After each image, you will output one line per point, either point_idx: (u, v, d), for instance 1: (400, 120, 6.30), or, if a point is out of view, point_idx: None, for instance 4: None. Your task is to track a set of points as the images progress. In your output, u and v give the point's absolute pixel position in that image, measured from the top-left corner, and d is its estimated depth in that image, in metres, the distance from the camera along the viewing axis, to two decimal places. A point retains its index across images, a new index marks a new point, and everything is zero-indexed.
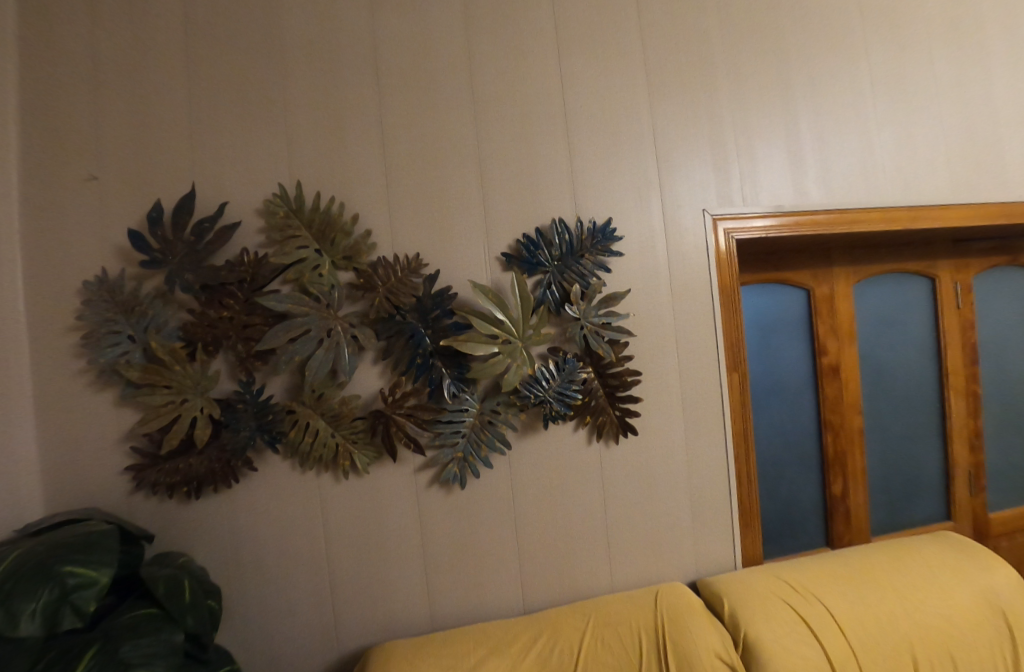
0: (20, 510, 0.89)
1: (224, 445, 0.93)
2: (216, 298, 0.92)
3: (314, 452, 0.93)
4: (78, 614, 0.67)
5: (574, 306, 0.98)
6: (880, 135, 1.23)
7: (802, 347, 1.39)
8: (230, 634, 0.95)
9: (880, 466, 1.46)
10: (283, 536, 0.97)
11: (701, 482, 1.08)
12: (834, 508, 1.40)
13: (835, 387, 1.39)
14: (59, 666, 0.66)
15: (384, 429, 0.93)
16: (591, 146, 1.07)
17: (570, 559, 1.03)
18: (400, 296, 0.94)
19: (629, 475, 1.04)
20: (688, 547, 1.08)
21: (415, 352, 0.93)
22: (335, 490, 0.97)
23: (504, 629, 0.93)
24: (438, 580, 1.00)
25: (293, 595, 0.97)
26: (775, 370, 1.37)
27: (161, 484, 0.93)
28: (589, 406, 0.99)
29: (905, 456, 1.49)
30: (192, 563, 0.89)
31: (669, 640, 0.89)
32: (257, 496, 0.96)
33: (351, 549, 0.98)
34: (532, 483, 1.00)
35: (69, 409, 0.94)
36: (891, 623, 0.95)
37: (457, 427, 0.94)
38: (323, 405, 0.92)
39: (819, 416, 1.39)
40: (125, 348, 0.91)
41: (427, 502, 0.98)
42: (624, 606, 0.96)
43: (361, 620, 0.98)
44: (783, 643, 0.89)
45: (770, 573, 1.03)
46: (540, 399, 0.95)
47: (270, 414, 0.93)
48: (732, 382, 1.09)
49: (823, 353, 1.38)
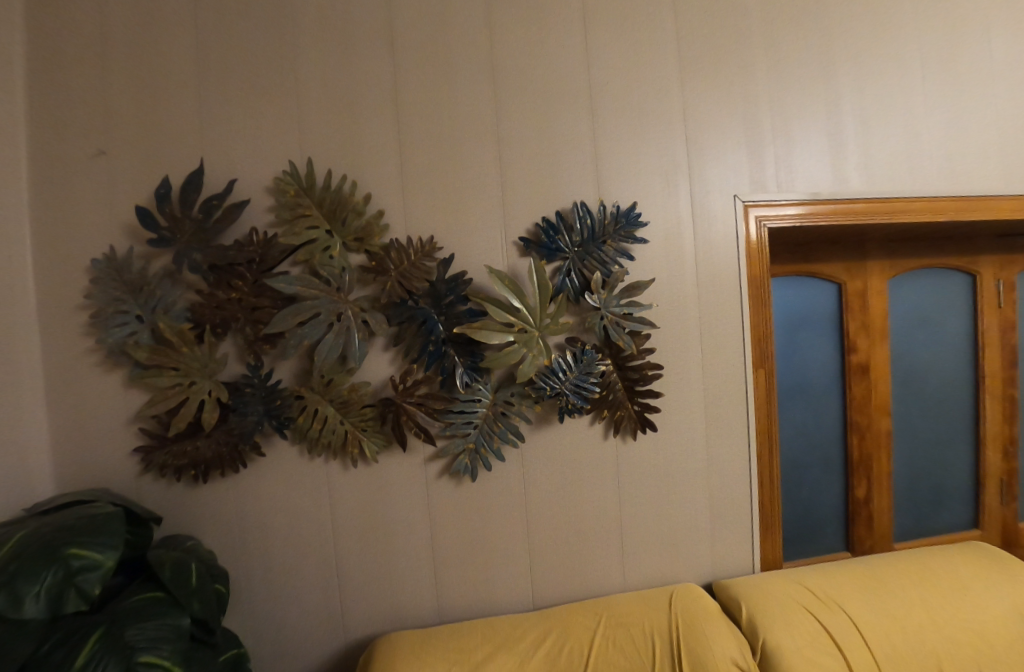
0: (31, 488, 0.88)
1: (231, 429, 0.91)
2: (224, 279, 0.89)
3: (321, 439, 0.90)
4: (83, 597, 0.67)
5: (594, 295, 0.92)
6: (927, 119, 1.15)
7: (831, 344, 1.32)
8: (237, 617, 0.95)
9: (907, 470, 1.40)
10: (289, 522, 0.95)
11: (721, 482, 1.03)
12: (856, 512, 1.35)
13: (863, 387, 1.33)
14: (65, 648, 0.66)
15: (394, 418, 0.90)
16: (617, 126, 1.01)
17: (582, 556, 1.00)
18: (413, 280, 0.90)
19: (647, 472, 1.00)
20: (705, 548, 1.04)
21: (427, 339, 0.89)
22: (344, 478, 0.95)
23: (513, 626, 0.90)
24: (446, 572, 0.97)
25: (300, 582, 0.96)
26: (802, 368, 1.31)
27: (168, 466, 0.92)
28: (607, 400, 0.95)
29: (933, 460, 1.42)
30: (200, 547, 0.88)
31: (683, 644, 0.85)
32: (265, 482, 0.94)
33: (358, 538, 0.96)
34: (545, 478, 0.97)
35: (79, 388, 0.93)
36: (918, 636, 0.90)
37: (469, 418, 0.90)
38: (331, 391, 0.90)
39: (846, 416, 1.33)
40: (133, 328, 0.89)
41: (437, 493, 0.96)
42: (638, 606, 0.93)
43: (369, 608, 0.97)
44: (804, 652, 0.85)
45: (791, 579, 0.99)
46: (556, 391, 0.91)
47: (278, 399, 0.90)
48: (758, 379, 1.03)
49: (853, 351, 1.32)
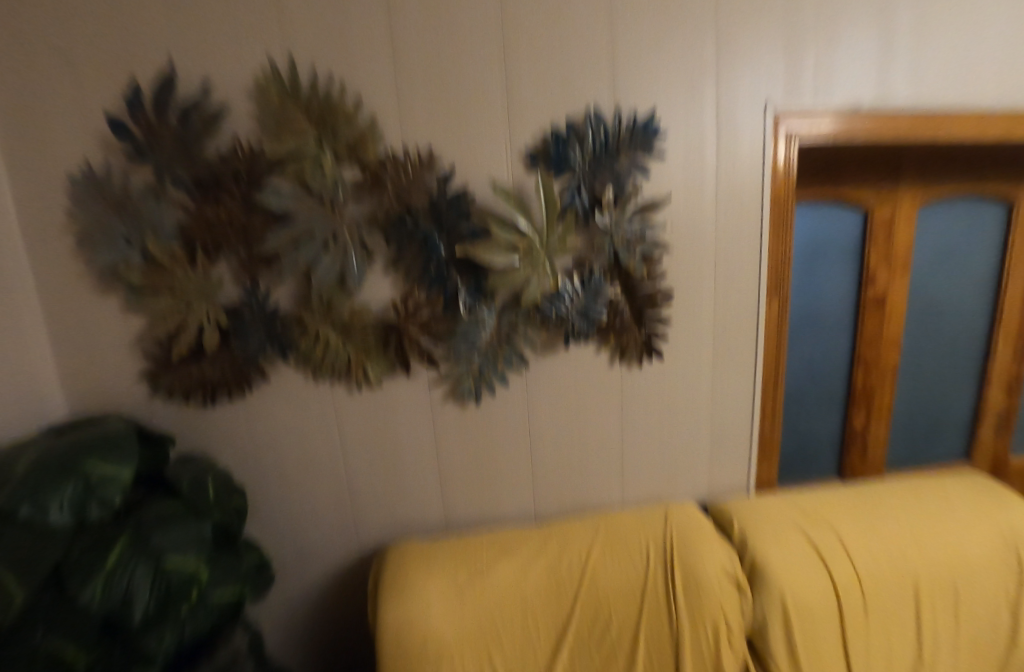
0: (46, 410, 0.90)
1: (235, 354, 0.91)
2: (212, 195, 0.84)
3: (325, 363, 0.90)
4: (106, 505, 0.71)
5: (605, 214, 0.87)
6: (1000, 13, 0.99)
7: (848, 276, 1.27)
8: (259, 527, 1.01)
9: (908, 402, 1.41)
10: (299, 444, 0.98)
11: (724, 411, 1.04)
12: (851, 442, 1.37)
13: (876, 321, 1.29)
14: (94, 550, 0.69)
15: (397, 343, 0.89)
16: (642, 16, 0.87)
17: (583, 477, 1.04)
18: (411, 197, 0.84)
19: (650, 399, 1.00)
20: (702, 471, 1.07)
21: (428, 260, 0.86)
22: (350, 402, 0.95)
23: (517, 537, 0.95)
24: (453, 489, 1.02)
25: (314, 497, 1.01)
26: (815, 300, 1.26)
27: (176, 389, 0.94)
28: (614, 327, 0.93)
29: (934, 394, 1.43)
30: (216, 466, 0.93)
31: (677, 556, 0.90)
32: (272, 405, 0.95)
33: (367, 458, 0.99)
34: (549, 404, 0.98)
35: (77, 310, 0.92)
36: (898, 550, 0.95)
37: (472, 343, 0.89)
38: (331, 315, 0.88)
39: (854, 350, 1.31)
40: (123, 250, 0.86)
41: (442, 416, 0.97)
42: (636, 521, 0.97)
43: (381, 520, 1.03)
44: (789, 564, 0.90)
45: (783, 501, 1.04)
46: (562, 316, 0.89)
47: (280, 322, 0.89)
48: (772, 308, 1.00)
49: (871, 284, 1.26)
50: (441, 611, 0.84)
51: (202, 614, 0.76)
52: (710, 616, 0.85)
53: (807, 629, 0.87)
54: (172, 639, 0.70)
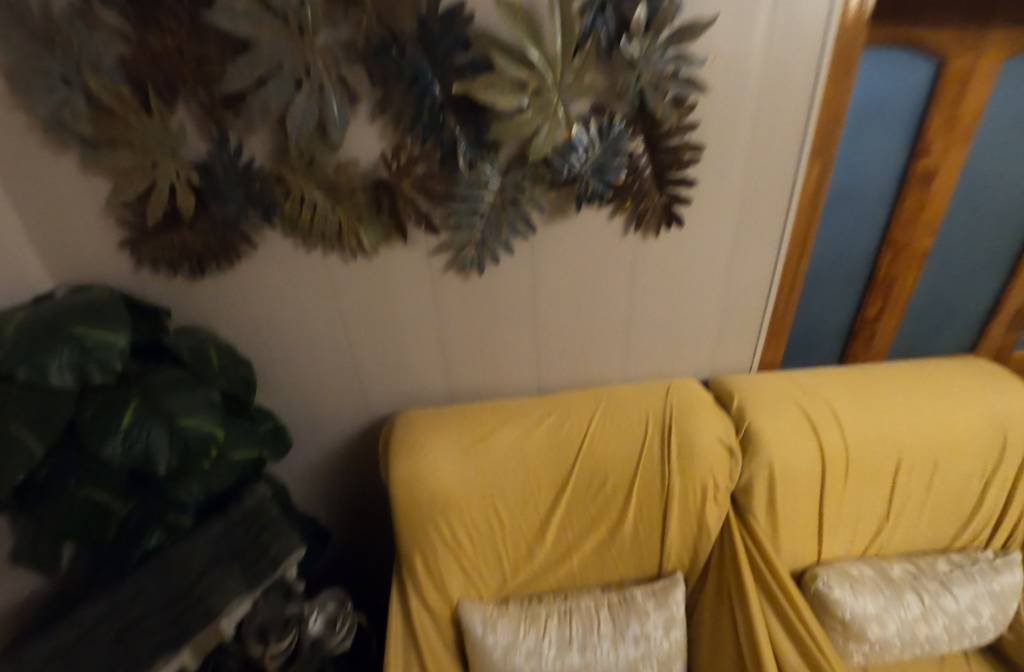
0: (27, 279, 0.85)
1: (215, 218, 0.83)
2: (149, 15, 0.67)
3: (314, 229, 0.83)
4: (107, 370, 0.69)
5: (635, 41, 0.69)
6: None
7: (899, 143, 1.04)
8: (271, 396, 1.05)
9: (927, 297, 1.28)
10: (300, 317, 0.96)
11: (739, 289, 1.00)
12: (855, 336, 1.30)
13: (916, 197, 1.10)
14: (106, 412, 0.68)
15: (391, 205, 0.81)
16: None
17: (587, 352, 1.05)
18: (397, 15, 0.67)
19: (663, 274, 0.96)
20: (706, 348, 1.08)
21: (420, 104, 0.72)
22: (346, 272, 0.90)
23: (522, 409, 0.98)
24: (457, 362, 1.04)
25: (320, 368, 1.02)
26: (853, 172, 1.06)
27: (160, 261, 0.87)
28: (631, 189, 0.83)
29: (960, 296, 1.29)
30: (215, 338, 0.89)
31: (674, 424, 0.94)
32: (266, 277, 0.91)
33: (369, 333, 0.98)
34: (555, 278, 0.94)
35: (27, 171, 0.79)
36: (888, 425, 0.95)
37: (473, 207, 0.81)
38: (316, 172, 0.78)
39: (885, 236, 1.14)
40: (64, 95, 0.71)
41: (444, 289, 0.93)
42: (637, 395, 1.00)
43: (388, 390, 1.07)
44: (782, 434, 0.93)
45: (784, 378, 1.04)
46: (574, 174, 0.78)
47: (258, 183, 0.80)
48: (811, 172, 0.88)
49: (924, 154, 1.04)
50: (447, 469, 0.89)
51: (224, 469, 0.78)
52: (701, 478, 0.91)
53: (789, 491, 0.92)
54: (199, 490, 0.74)
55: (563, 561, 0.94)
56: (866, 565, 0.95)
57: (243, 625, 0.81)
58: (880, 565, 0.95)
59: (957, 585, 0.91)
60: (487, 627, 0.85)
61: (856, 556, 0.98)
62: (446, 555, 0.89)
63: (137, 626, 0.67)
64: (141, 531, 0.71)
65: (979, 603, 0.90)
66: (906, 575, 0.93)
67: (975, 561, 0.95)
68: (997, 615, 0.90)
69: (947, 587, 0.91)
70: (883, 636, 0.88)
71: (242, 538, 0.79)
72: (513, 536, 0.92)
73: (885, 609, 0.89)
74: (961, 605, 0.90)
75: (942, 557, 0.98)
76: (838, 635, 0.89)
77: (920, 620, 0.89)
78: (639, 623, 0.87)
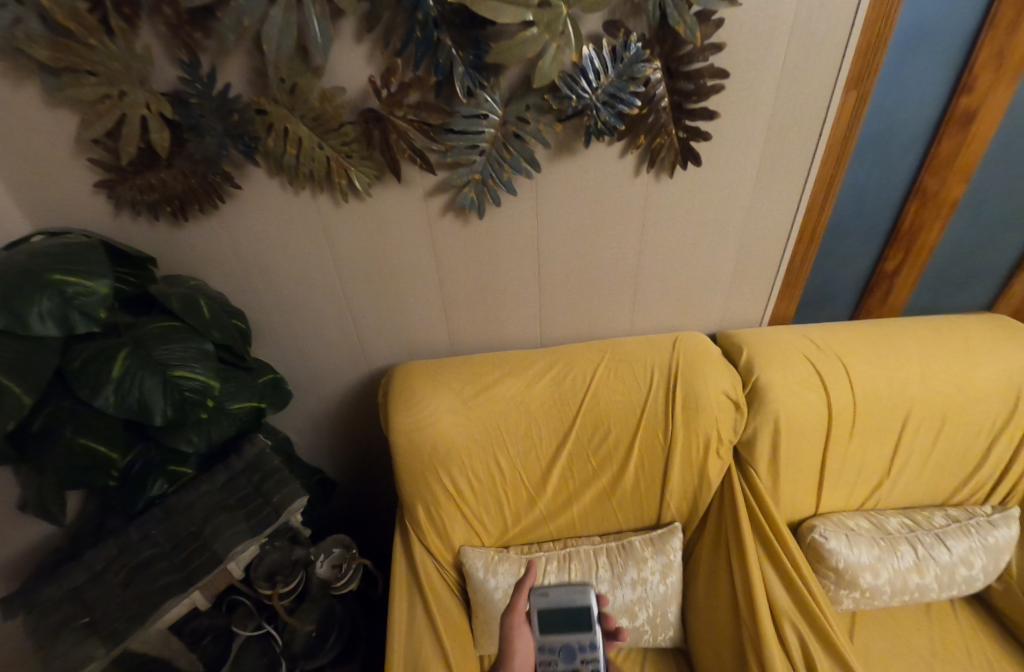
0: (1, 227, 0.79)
1: (193, 156, 0.77)
2: None
3: (301, 167, 0.77)
4: (91, 319, 0.64)
5: None
6: None
7: (942, 76, 0.82)
8: (269, 347, 1.03)
9: (969, 265, 1.09)
10: (293, 266, 0.92)
11: (755, 237, 0.95)
12: (864, 309, 1.14)
13: (951, 148, 0.88)
14: (95, 363, 0.65)
15: (383, 140, 0.74)
16: None
17: (593, 303, 1.02)
18: None
19: (674, 219, 0.90)
20: (717, 300, 1.05)
21: (412, 18, 0.64)
22: (338, 215, 0.85)
23: (525, 361, 0.96)
24: (458, 314, 1.01)
25: (316, 319, 1.00)
26: (877, 115, 0.85)
27: (141, 205, 0.82)
28: (645, 123, 0.75)
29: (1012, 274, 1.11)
30: (206, 289, 0.84)
31: (679, 376, 0.92)
32: (255, 221, 0.86)
33: (366, 282, 0.94)
34: (561, 224, 0.88)
35: None
36: (901, 381, 0.92)
37: (473, 142, 0.74)
38: (299, 102, 0.71)
39: (909, 194, 0.94)
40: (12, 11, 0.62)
41: (443, 236, 0.88)
42: (643, 348, 0.97)
43: (388, 342, 1.04)
44: (789, 387, 0.91)
45: (796, 331, 1.01)
46: (583, 105, 0.71)
47: (236, 116, 0.73)
48: (845, 105, 0.80)
49: (966, 90, 0.82)
50: (448, 419, 0.88)
51: (224, 420, 0.77)
52: (704, 431, 0.90)
53: (792, 445, 0.91)
54: (200, 440, 0.74)
55: (564, 510, 0.95)
56: (863, 517, 0.96)
57: (251, 570, 0.84)
58: (876, 518, 0.96)
59: (951, 538, 0.92)
60: (488, 571, 0.88)
61: (853, 508, 0.99)
62: (448, 503, 0.90)
63: (145, 569, 0.67)
64: (144, 479, 0.71)
65: (972, 555, 0.91)
66: (903, 527, 0.95)
67: (972, 515, 0.95)
68: (988, 567, 0.92)
69: (942, 540, 0.92)
70: (875, 585, 0.90)
71: (243, 487, 0.78)
72: (514, 487, 0.93)
73: (880, 559, 0.90)
74: (954, 556, 0.91)
75: (939, 510, 0.98)
76: (831, 583, 0.91)
77: (912, 570, 0.91)
78: (637, 569, 0.89)
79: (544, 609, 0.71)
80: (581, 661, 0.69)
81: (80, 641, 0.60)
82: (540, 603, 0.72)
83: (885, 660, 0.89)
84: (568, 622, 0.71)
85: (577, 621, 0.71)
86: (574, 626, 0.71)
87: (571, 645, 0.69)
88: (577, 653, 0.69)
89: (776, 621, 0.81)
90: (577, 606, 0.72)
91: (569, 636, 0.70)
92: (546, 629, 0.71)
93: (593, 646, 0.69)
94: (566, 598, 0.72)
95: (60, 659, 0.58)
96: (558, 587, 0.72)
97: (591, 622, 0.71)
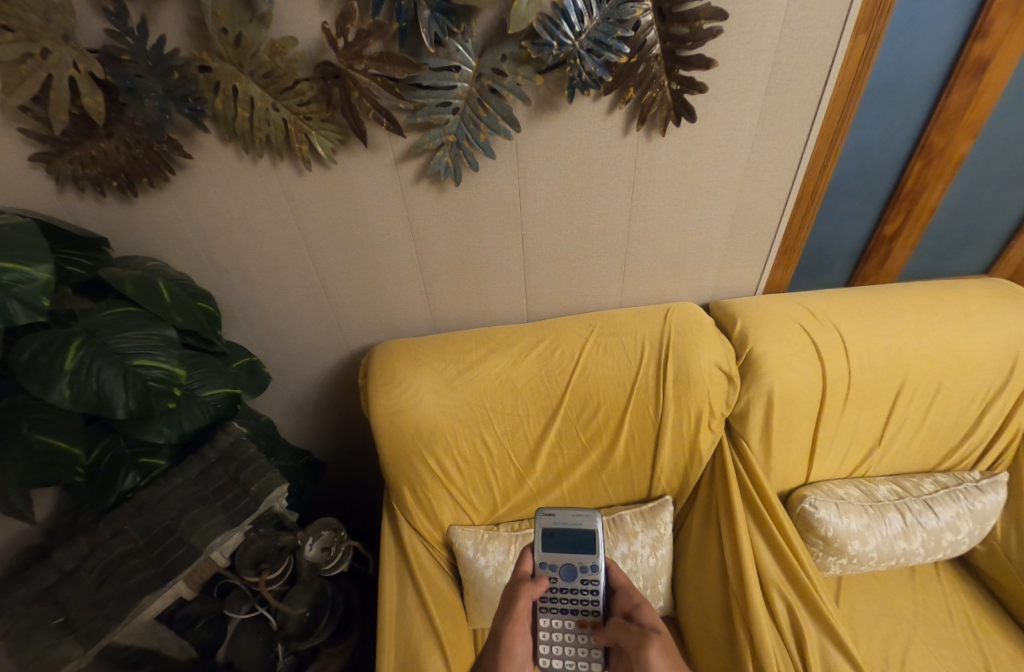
0: None
1: (134, 122, 0.69)
2: None
3: (255, 132, 0.69)
4: (32, 310, 0.54)
5: None
6: None
7: (958, 16, 0.75)
8: (242, 329, 0.99)
9: (974, 226, 1.04)
10: (259, 242, 0.85)
11: (751, 200, 0.90)
12: (859, 276, 1.11)
13: (961, 100, 0.82)
14: (46, 361, 0.58)
15: (344, 98, 0.67)
16: None
17: (581, 274, 0.97)
18: None
19: (666, 183, 0.84)
20: (711, 268, 1.01)
21: None
22: (302, 185, 0.78)
23: (511, 336, 0.93)
24: (440, 290, 0.96)
25: (290, 298, 0.95)
26: (885, 65, 0.78)
27: (85, 181, 0.74)
28: (636, 73, 0.68)
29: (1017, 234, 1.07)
30: (165, 269, 0.78)
31: (671, 349, 0.89)
32: (212, 195, 0.79)
33: (339, 258, 0.89)
34: (544, 189, 0.82)
35: None
36: (899, 350, 0.89)
37: (445, 99, 0.68)
38: (246, 57, 0.63)
39: (914, 152, 0.88)
40: None
41: (418, 204, 0.82)
42: (633, 320, 0.93)
43: (367, 321, 1.00)
44: (782, 357, 0.88)
45: (791, 300, 0.97)
46: (564, 55, 0.64)
47: (177, 74, 0.65)
48: (855, 52, 0.73)
49: (982, 35, 0.75)
50: (432, 400, 0.85)
51: (197, 409, 0.73)
52: (696, 404, 0.88)
53: (784, 418, 0.89)
54: (171, 431, 0.69)
55: (554, 488, 0.93)
56: (853, 486, 0.96)
57: (237, 558, 0.83)
58: (866, 486, 0.96)
59: (939, 504, 0.93)
60: (478, 551, 0.87)
61: (843, 475, 0.99)
62: (435, 484, 0.88)
63: (119, 566, 0.65)
64: (114, 472, 0.68)
65: (959, 520, 0.92)
66: (892, 493, 0.95)
67: (961, 481, 0.95)
68: (974, 531, 0.93)
69: (930, 506, 0.93)
70: (862, 551, 0.91)
71: (221, 477, 0.75)
72: (502, 466, 0.91)
73: (868, 527, 0.91)
74: (941, 522, 0.92)
75: (928, 477, 0.98)
76: (819, 550, 0.91)
77: (899, 537, 0.91)
78: (627, 543, 0.90)
79: (495, 539, 0.89)
80: (581, 580, 0.66)
81: (54, 642, 0.59)
82: (545, 523, 0.71)
83: (869, 622, 0.92)
84: (573, 543, 0.69)
85: (581, 542, 0.68)
86: (576, 546, 0.68)
87: (572, 564, 0.67)
88: (578, 572, 0.66)
89: (764, 590, 0.82)
90: (583, 531, 0.69)
91: (570, 556, 0.67)
92: (548, 546, 0.69)
93: (595, 568, 0.66)
94: (572, 521, 0.70)
95: (36, 661, 0.58)
96: (565, 509, 0.71)
97: (596, 545, 0.68)
